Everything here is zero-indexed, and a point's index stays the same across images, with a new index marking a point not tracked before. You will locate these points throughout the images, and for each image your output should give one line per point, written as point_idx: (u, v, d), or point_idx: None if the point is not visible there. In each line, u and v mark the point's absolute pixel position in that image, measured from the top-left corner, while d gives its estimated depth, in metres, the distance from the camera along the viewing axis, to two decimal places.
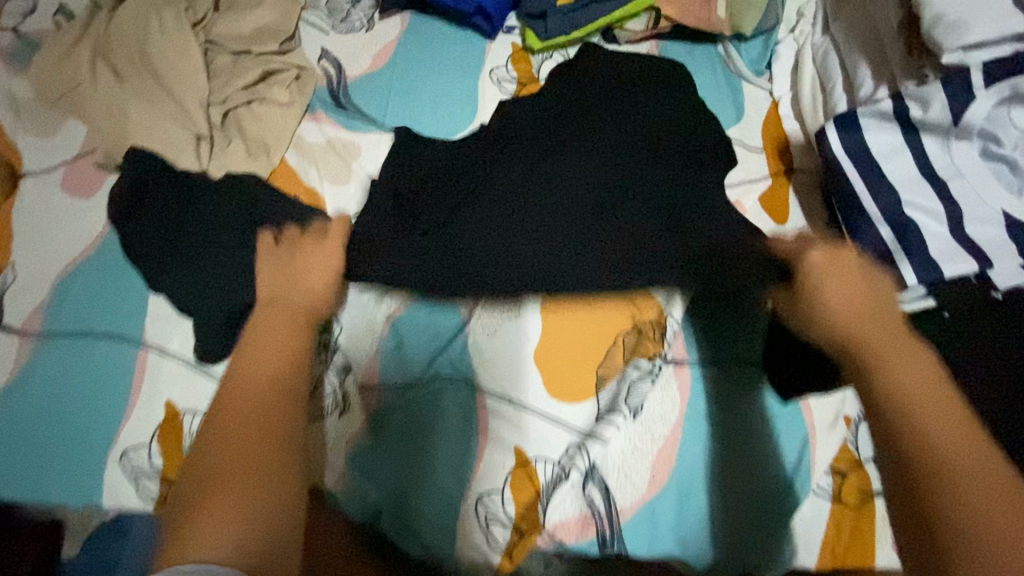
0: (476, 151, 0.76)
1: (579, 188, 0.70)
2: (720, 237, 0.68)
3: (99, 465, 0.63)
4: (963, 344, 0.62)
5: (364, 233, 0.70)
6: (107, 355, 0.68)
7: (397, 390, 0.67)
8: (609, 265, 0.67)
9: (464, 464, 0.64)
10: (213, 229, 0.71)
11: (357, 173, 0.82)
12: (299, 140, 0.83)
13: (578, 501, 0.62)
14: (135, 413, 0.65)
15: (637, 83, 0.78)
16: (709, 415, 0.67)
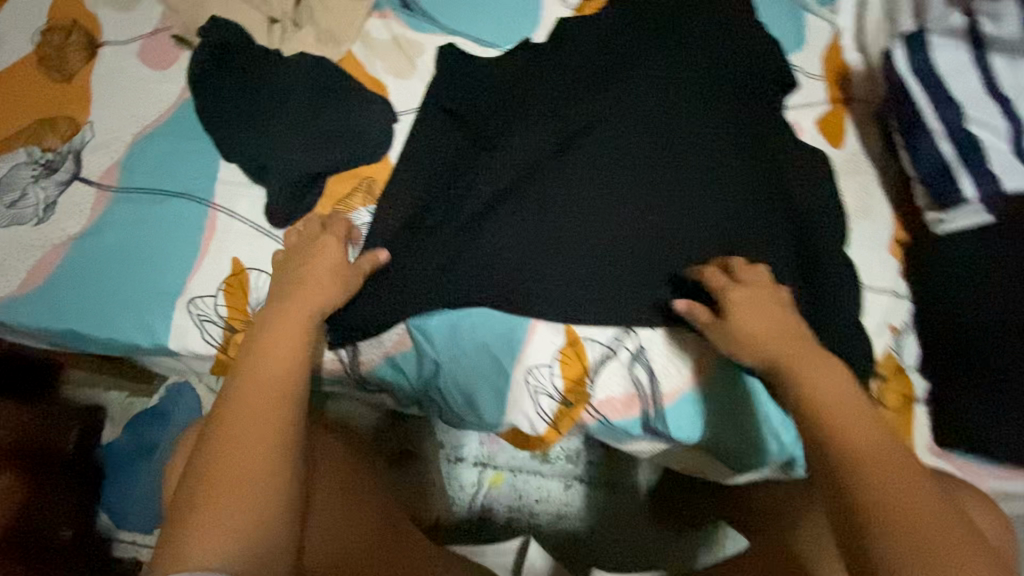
0: (537, 74, 0.82)
1: (629, 117, 0.77)
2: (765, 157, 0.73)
3: (168, 309, 0.66)
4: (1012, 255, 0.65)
5: (431, 140, 0.77)
6: (178, 213, 0.70)
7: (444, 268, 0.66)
8: (658, 195, 0.72)
9: (514, 341, 0.65)
10: (286, 104, 0.74)
11: (420, 68, 0.83)
12: (365, 37, 0.85)
13: (625, 379, 0.65)
14: (203, 266, 0.68)
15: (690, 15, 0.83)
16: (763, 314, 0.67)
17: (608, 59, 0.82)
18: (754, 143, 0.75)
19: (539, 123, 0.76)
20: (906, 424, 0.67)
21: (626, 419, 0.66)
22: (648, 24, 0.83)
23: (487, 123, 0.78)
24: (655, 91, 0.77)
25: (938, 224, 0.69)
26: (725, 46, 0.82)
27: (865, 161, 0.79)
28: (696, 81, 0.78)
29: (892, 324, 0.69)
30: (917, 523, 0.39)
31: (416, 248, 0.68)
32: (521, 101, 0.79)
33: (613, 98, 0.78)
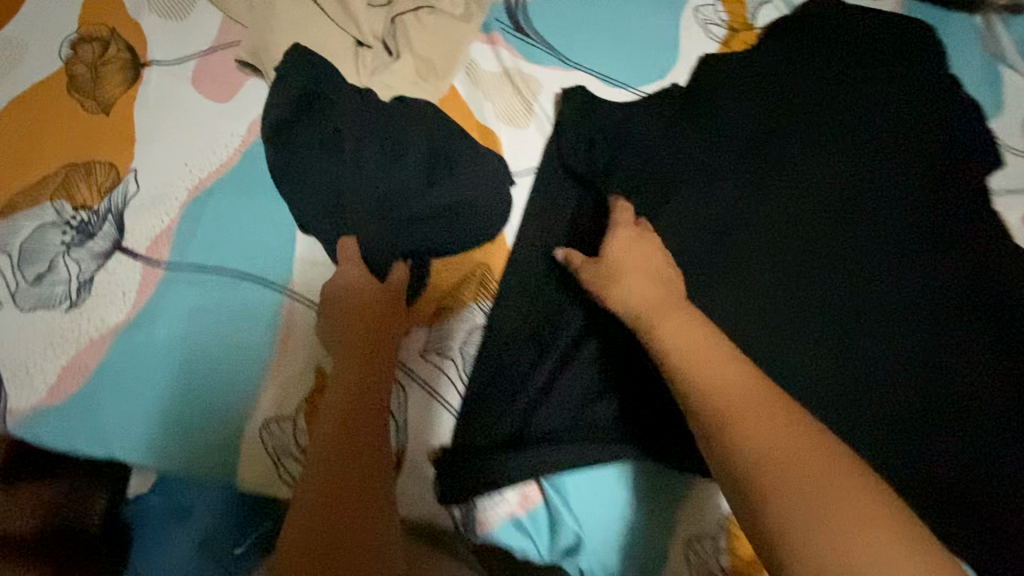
0: (689, 126, 0.65)
1: (807, 194, 0.62)
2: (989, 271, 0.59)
3: (236, 433, 0.53)
4: None
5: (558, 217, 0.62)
6: (246, 301, 0.56)
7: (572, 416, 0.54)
8: (847, 301, 0.58)
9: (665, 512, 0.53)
10: (385, 166, 0.59)
11: (538, 113, 0.68)
12: (471, 68, 0.69)
13: None
14: (278, 376, 0.53)
15: (872, 72, 0.68)
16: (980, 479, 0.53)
17: (770, 118, 0.66)
18: (958, 246, 0.60)
19: (690, 201, 0.62)
20: None
21: None
22: (814, 77, 0.69)
23: (631, 194, 0.62)
24: (828, 172, 0.63)
25: None
26: (911, 110, 0.67)
27: None
28: (880, 156, 0.64)
29: None
30: (838, 510, 0.34)
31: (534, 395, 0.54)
32: (669, 165, 0.63)
33: (782, 169, 0.63)
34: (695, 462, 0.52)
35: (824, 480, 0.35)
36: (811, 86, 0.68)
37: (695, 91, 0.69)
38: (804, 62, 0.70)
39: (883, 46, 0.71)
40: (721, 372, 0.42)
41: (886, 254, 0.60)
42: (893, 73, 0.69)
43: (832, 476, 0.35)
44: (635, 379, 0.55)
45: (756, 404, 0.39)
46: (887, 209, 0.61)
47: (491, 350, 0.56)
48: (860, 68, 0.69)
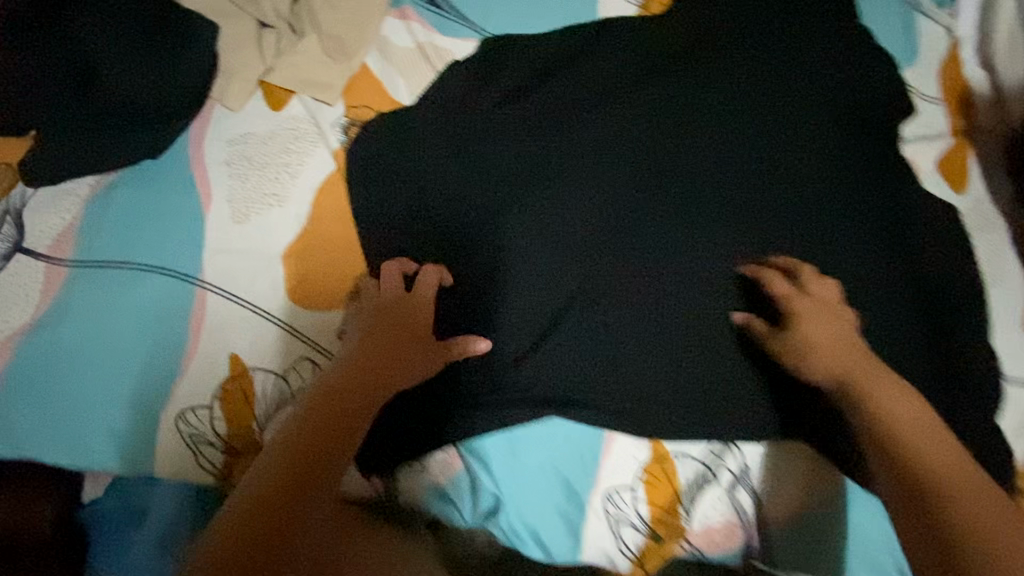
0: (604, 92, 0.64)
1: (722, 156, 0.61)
2: (901, 221, 0.62)
3: (150, 427, 0.52)
4: None
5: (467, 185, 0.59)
6: (155, 293, 0.55)
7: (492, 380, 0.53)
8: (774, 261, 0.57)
9: (584, 470, 0.53)
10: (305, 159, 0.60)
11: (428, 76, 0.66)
12: (383, 46, 0.67)
13: (723, 505, 0.53)
14: (193, 366, 0.53)
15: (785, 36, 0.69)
16: None
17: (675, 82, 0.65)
18: (873, 202, 0.61)
19: (610, 164, 0.60)
20: None
21: (728, 555, 0.53)
22: (726, 42, 0.69)
23: (542, 167, 0.60)
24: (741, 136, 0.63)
25: None
26: (826, 72, 0.67)
27: (993, 212, 0.66)
28: (788, 116, 0.64)
29: None
30: (972, 496, 0.40)
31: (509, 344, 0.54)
32: (580, 130, 0.62)
33: (694, 127, 0.63)
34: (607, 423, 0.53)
35: (954, 474, 0.41)
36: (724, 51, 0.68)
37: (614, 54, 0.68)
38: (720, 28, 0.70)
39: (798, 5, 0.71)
40: (824, 352, 0.50)
41: (795, 202, 0.60)
42: (804, 34, 0.69)
43: (939, 457, 0.43)
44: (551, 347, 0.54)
45: (825, 347, 0.50)
46: (794, 170, 0.61)
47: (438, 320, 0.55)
48: (770, 32, 0.69)
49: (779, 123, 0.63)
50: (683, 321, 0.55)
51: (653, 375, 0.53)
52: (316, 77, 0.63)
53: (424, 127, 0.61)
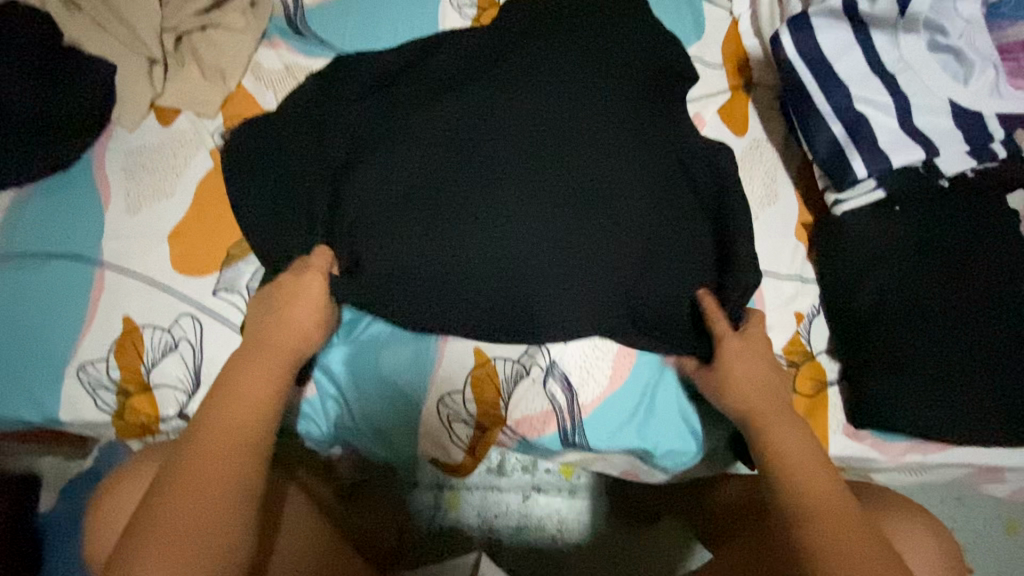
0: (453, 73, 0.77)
1: (550, 88, 0.68)
2: (689, 152, 0.72)
3: (56, 380, 0.63)
4: (899, 234, 0.66)
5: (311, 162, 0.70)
6: (59, 274, 0.67)
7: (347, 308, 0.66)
8: (592, 169, 0.65)
9: (418, 378, 0.64)
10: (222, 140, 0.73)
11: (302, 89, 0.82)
12: (255, 70, 0.83)
13: (541, 396, 0.64)
14: (91, 328, 0.64)
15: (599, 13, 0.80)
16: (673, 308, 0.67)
17: (485, 61, 0.76)
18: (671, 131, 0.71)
19: (458, 106, 0.68)
20: (820, 410, 0.67)
21: (547, 437, 0.64)
22: (535, 24, 0.79)
23: (404, 116, 0.69)
24: (538, 82, 0.69)
25: (835, 204, 0.70)
26: (627, 37, 0.78)
27: (766, 145, 0.79)
28: (603, 62, 0.73)
29: (799, 310, 0.70)
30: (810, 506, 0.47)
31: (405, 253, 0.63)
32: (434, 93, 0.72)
33: (520, 73, 0.70)
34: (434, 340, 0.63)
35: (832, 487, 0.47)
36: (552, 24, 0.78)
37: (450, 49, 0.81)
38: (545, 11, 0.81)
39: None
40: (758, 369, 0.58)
41: (619, 119, 0.68)
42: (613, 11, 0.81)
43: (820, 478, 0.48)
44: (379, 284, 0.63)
45: (759, 365, 0.58)
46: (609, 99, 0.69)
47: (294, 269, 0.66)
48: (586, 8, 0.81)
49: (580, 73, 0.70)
50: (522, 218, 0.62)
51: (496, 266, 0.61)
52: (197, 96, 0.78)
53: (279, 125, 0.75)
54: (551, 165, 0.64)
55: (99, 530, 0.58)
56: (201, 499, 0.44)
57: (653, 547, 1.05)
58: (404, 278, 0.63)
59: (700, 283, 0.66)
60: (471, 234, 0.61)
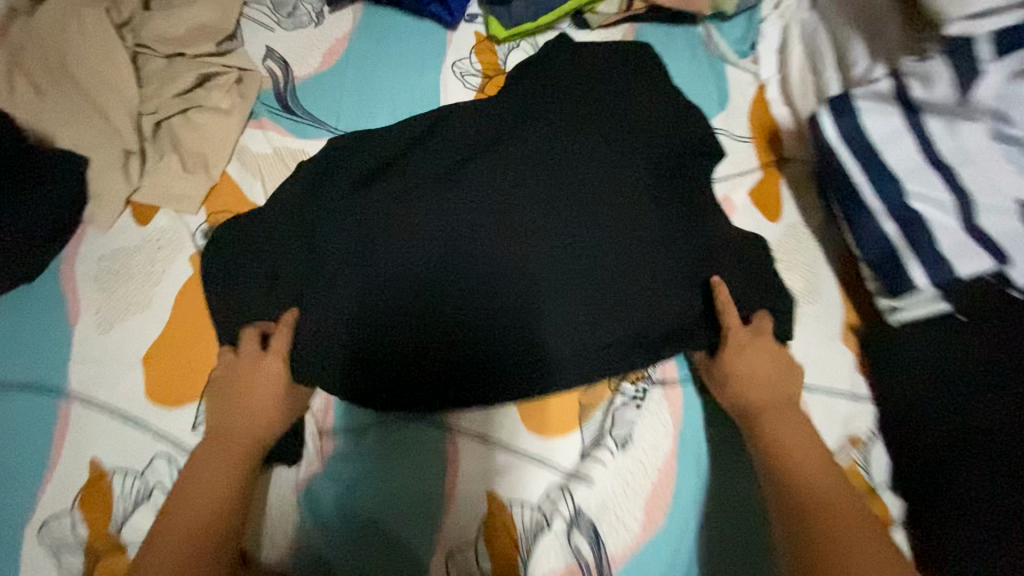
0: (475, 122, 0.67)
1: (584, 163, 0.61)
2: (723, 249, 0.63)
3: (14, 539, 0.55)
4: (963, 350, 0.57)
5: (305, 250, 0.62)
6: (20, 411, 0.59)
7: (351, 440, 0.61)
8: (632, 247, 0.59)
9: (428, 526, 0.57)
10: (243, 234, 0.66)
11: None
12: (242, 155, 0.76)
13: (564, 549, 0.56)
14: (55, 476, 0.57)
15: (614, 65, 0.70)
16: (706, 439, 0.61)
17: (492, 119, 0.67)
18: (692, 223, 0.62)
19: (477, 171, 0.61)
20: None
21: None
22: (554, 75, 0.70)
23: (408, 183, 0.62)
24: (549, 171, 0.60)
25: (891, 311, 0.62)
26: (645, 99, 0.68)
27: (804, 233, 0.72)
28: (626, 115, 0.66)
29: (853, 434, 0.62)
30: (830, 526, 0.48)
31: (393, 343, 0.58)
32: (449, 157, 0.64)
33: (555, 141, 0.62)
34: None
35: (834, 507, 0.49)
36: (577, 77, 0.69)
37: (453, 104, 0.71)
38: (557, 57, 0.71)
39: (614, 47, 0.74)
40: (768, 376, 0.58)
41: (644, 197, 0.61)
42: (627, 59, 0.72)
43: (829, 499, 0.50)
44: None
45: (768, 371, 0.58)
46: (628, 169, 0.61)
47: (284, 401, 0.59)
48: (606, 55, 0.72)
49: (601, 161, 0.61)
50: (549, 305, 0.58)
51: (530, 346, 0.57)
52: (177, 191, 0.71)
53: (261, 220, 0.66)
54: (570, 260, 0.58)
55: None
56: None
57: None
58: (392, 361, 0.58)
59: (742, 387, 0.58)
60: (499, 322, 0.57)
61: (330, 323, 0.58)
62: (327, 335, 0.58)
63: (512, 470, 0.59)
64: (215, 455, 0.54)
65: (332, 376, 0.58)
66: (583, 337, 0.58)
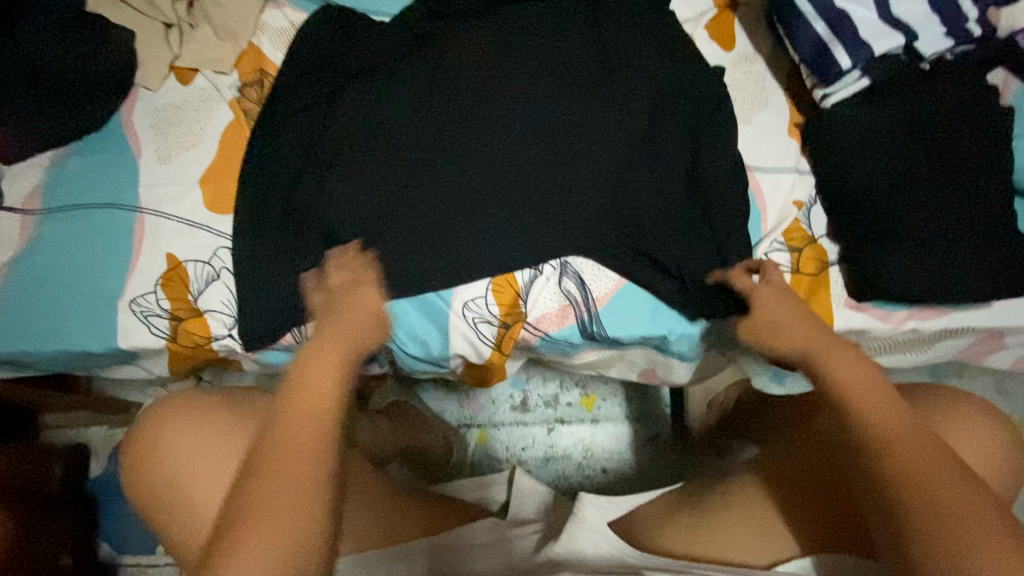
0: (415, 77, 0.77)
1: (497, 114, 0.74)
2: (673, 77, 0.77)
3: (112, 312, 0.68)
4: (879, 104, 0.70)
5: (285, 198, 0.73)
6: (105, 222, 0.72)
7: (368, 223, 0.70)
8: (504, 50, 0.77)
9: (443, 304, 0.68)
10: (294, 88, 0.80)
11: (318, 48, 0.84)
12: (264, 30, 0.86)
13: (557, 294, 0.69)
14: (139, 265, 0.70)
15: (534, 88, 0.75)
16: (678, 206, 0.71)
17: (433, 63, 0.78)
18: (644, 84, 0.76)
19: (447, 120, 0.74)
20: (823, 289, 0.69)
21: (567, 329, 0.70)
22: (457, 86, 0.76)
23: (408, 103, 0.76)
24: (523, 128, 0.73)
25: (824, 98, 0.73)
26: (573, 39, 0.78)
27: (755, 57, 0.82)
28: (537, 75, 0.76)
29: (795, 199, 0.73)
30: (913, 463, 0.46)
31: (341, 70, 0.82)
32: (420, 68, 0.78)
33: (527, 98, 0.74)
34: (460, 259, 0.68)
35: (917, 446, 0.47)
36: (502, 94, 0.75)
37: (395, 51, 0.83)
38: (474, 96, 0.75)
39: (520, 30, 0.78)
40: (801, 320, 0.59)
41: (568, 111, 0.74)
42: (522, 30, 0.79)
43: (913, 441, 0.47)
44: (413, 212, 0.70)
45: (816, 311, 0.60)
46: (443, 60, 0.78)
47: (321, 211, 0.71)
48: (514, 42, 0.78)
49: (528, 54, 0.77)
50: (440, 140, 0.73)
51: (376, 92, 0.77)
52: (215, 57, 0.82)
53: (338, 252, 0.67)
54: (548, 120, 0.73)
55: (162, 424, 0.66)
56: (292, 535, 0.44)
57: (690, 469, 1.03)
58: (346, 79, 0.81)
59: (688, 108, 0.76)
60: (356, 55, 0.83)
61: (328, 160, 0.74)
62: (286, 139, 0.76)
63: (514, 242, 0.68)
64: (293, 397, 0.50)
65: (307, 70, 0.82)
66: (490, 135, 0.73)
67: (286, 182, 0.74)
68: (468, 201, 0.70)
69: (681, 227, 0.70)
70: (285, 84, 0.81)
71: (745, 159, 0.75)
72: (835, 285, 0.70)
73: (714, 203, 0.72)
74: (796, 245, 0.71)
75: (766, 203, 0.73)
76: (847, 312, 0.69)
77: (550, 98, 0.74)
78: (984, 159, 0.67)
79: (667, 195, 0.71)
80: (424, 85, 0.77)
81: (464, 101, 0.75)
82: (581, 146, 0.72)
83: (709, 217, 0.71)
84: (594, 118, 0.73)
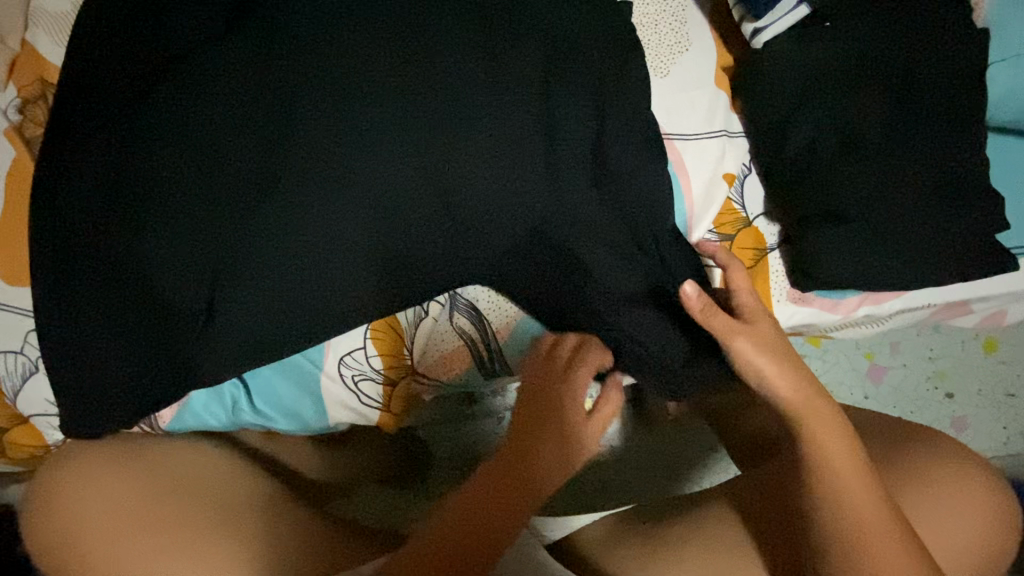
0: (224, 52, 0.55)
1: (349, 100, 0.53)
2: (578, 25, 0.59)
3: None
4: (827, 41, 0.56)
5: (92, 257, 0.55)
6: None
7: (196, 279, 0.53)
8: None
9: (314, 372, 0.58)
10: (74, 91, 0.58)
11: (91, 24, 0.60)
12: (35, 17, 0.64)
13: (450, 333, 0.60)
14: None
15: (396, 56, 0.54)
16: (600, 204, 0.56)
17: (248, 29, 0.55)
18: (543, 40, 0.57)
19: (279, 113, 0.53)
20: (760, 283, 0.60)
21: (464, 370, 0.62)
22: (282, 62, 0.54)
23: (220, 96, 0.54)
24: (385, 117, 0.53)
25: (754, 35, 0.57)
26: None
27: None
28: (394, 34, 0.55)
29: (726, 173, 0.60)
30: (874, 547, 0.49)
31: (130, 50, 0.59)
32: (230, 40, 0.55)
33: (387, 72, 0.54)
34: (332, 315, 0.55)
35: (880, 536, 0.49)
36: (350, 68, 0.53)
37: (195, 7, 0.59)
38: (307, 75, 0.53)
39: None
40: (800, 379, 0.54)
41: (443, 84, 0.54)
42: None
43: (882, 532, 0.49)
44: (256, 259, 0.53)
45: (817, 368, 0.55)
46: (258, 25, 0.55)
47: (141, 271, 0.53)
48: None
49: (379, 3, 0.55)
50: (273, 145, 0.53)
51: (175, 87, 0.55)
52: None
53: (416, 317, 0.59)
54: (420, 100, 0.53)
55: (37, 540, 0.57)
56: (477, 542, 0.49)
57: (665, 443, 0.91)
58: (136, 60, 0.58)
59: (601, 63, 0.58)
60: (145, 23, 0.59)
61: (128, 194, 0.54)
62: (83, 175, 0.55)
63: (396, 283, 0.55)
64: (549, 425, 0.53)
65: (84, 55, 0.59)
66: (344, 131, 0.52)
67: (85, 236, 0.55)
68: (329, 238, 0.53)
69: (604, 232, 0.56)
70: (63, 88, 0.59)
71: (663, 126, 0.60)
72: (773, 277, 0.60)
73: (643, 192, 0.57)
74: (728, 232, 0.60)
75: (691, 182, 0.59)
76: (785, 307, 0.60)
77: (423, 69, 0.54)
78: (955, 106, 0.54)
79: (585, 194, 0.56)
80: (244, 65, 0.54)
81: (307, 83, 0.53)
82: (470, 135, 0.53)
83: (636, 213, 0.57)
84: (480, 96, 0.54)
